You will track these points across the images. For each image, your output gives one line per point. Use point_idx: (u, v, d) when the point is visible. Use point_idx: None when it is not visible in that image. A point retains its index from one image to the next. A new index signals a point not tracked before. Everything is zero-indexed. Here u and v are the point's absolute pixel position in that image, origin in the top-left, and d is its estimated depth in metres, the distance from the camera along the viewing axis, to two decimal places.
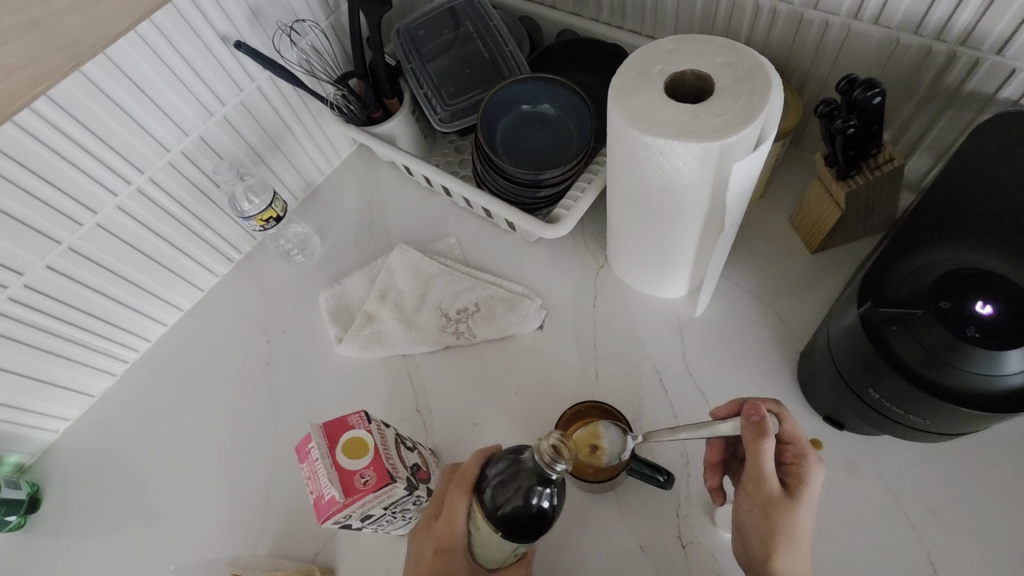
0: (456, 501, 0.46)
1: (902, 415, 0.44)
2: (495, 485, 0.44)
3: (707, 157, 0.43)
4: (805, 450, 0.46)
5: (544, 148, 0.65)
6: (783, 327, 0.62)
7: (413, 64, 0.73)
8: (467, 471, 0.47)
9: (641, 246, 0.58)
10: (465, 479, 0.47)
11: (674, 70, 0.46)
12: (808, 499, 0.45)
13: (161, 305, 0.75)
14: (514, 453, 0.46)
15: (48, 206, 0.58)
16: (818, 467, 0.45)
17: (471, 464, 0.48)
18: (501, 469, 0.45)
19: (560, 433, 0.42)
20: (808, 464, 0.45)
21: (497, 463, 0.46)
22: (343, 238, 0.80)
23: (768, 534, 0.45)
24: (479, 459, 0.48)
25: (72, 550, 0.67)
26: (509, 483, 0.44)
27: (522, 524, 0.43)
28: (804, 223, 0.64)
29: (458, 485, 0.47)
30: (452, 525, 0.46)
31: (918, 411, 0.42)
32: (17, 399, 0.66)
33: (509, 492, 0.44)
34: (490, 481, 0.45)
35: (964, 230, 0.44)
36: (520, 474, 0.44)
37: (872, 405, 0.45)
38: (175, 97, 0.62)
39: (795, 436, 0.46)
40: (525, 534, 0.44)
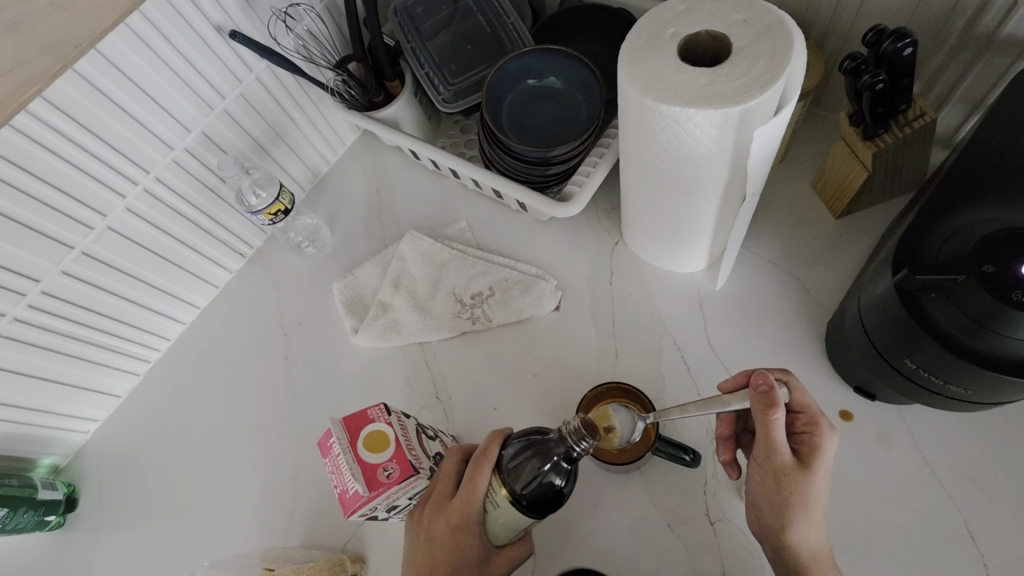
0: (478, 476, 0.45)
1: (940, 384, 0.42)
2: (519, 465, 0.44)
3: (727, 124, 0.41)
4: (817, 417, 0.44)
5: (553, 124, 0.63)
6: (807, 296, 0.60)
7: (413, 44, 0.70)
8: (488, 449, 0.46)
9: (658, 220, 0.57)
10: (487, 457, 0.46)
11: (687, 32, 0.43)
12: (823, 467, 0.43)
13: (177, 303, 0.75)
14: (533, 434, 0.45)
15: (59, 211, 0.58)
16: (832, 436, 0.43)
17: (493, 441, 0.47)
18: (518, 450, 0.45)
19: (586, 413, 0.43)
20: (823, 431, 0.43)
21: (518, 442, 0.45)
22: (353, 227, 0.79)
23: (781, 506, 0.43)
24: (499, 437, 0.47)
25: (112, 547, 0.68)
26: (533, 461, 0.43)
27: (542, 502, 0.44)
28: (827, 187, 0.61)
29: (479, 462, 0.46)
30: (470, 504, 0.45)
31: (958, 380, 0.40)
32: (44, 402, 0.67)
33: (535, 471, 0.43)
34: (513, 460, 0.44)
35: (1006, 187, 0.41)
36: (544, 454, 0.43)
37: (907, 375, 0.43)
38: (174, 92, 0.61)
39: (810, 403, 0.44)
40: (542, 511, 0.44)
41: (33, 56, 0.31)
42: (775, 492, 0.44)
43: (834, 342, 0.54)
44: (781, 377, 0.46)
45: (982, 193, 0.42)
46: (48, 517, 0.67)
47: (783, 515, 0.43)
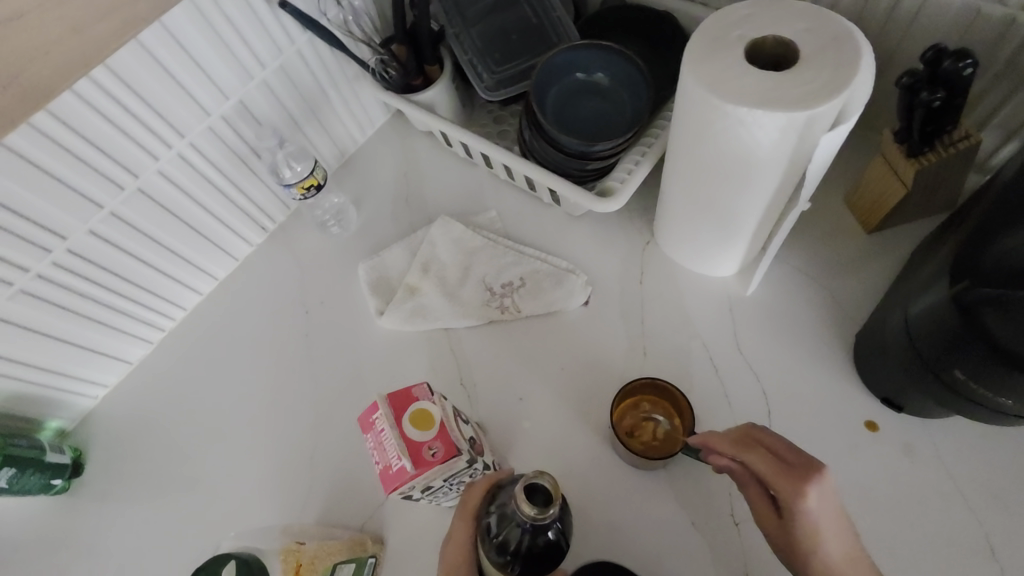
0: (460, 529, 0.47)
1: (988, 398, 0.40)
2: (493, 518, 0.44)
3: (791, 128, 0.41)
4: (777, 473, 0.43)
5: (594, 120, 0.62)
6: (836, 307, 0.61)
7: (456, 29, 0.70)
8: (472, 497, 0.48)
9: (696, 218, 0.57)
10: (468, 506, 0.47)
11: (753, 36, 0.44)
12: (812, 526, 0.42)
13: (197, 273, 0.74)
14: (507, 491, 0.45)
15: (93, 169, 0.57)
16: (803, 492, 0.42)
17: (473, 492, 0.48)
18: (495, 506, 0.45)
19: (536, 478, 0.41)
20: (793, 486, 0.42)
21: (497, 495, 0.46)
22: (380, 210, 0.79)
23: (797, 557, 0.43)
24: (486, 485, 0.48)
25: (117, 516, 0.67)
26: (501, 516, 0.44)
27: (524, 556, 0.43)
28: (861, 203, 0.62)
29: (462, 513, 0.47)
30: (460, 548, 0.47)
31: (1005, 392, 0.38)
32: (56, 363, 0.65)
33: (500, 528, 0.43)
34: (488, 513, 0.45)
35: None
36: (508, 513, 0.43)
37: (955, 392, 0.42)
38: (216, 57, 0.60)
39: (775, 457, 0.44)
40: (528, 566, 0.43)
41: None
42: (785, 547, 0.44)
43: (863, 353, 0.55)
44: (740, 438, 0.46)
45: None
46: (54, 481, 0.66)
47: (805, 565, 0.43)
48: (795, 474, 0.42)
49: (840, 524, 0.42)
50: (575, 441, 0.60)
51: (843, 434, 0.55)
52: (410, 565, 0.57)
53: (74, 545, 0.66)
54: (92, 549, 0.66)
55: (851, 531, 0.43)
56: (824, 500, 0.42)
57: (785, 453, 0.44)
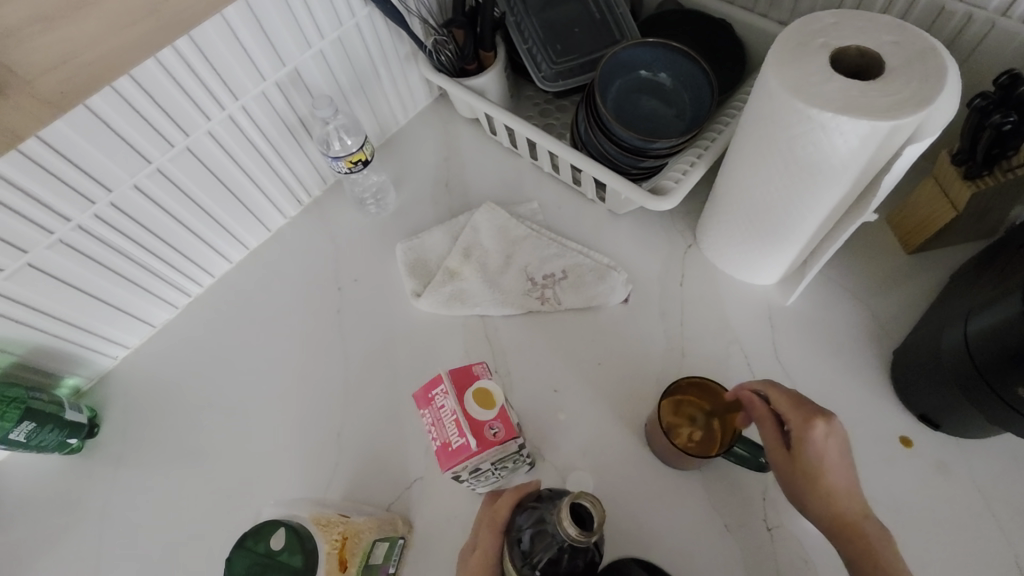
0: (487, 540, 0.46)
1: None
2: (527, 531, 0.43)
3: (873, 137, 0.42)
4: (795, 408, 0.47)
5: (653, 118, 0.63)
6: (875, 322, 0.62)
7: (518, 17, 0.70)
8: (501, 508, 0.47)
9: (749, 222, 0.58)
10: (498, 517, 0.46)
11: (838, 44, 0.44)
12: (816, 458, 0.45)
13: (230, 240, 0.72)
14: (543, 506, 0.44)
15: (147, 122, 0.55)
16: (814, 424, 0.46)
17: (504, 503, 0.47)
18: (530, 522, 0.44)
19: (582, 501, 0.40)
20: (805, 419, 0.46)
21: (530, 508, 0.45)
22: (419, 191, 0.78)
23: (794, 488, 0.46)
24: (515, 497, 0.47)
25: (131, 481, 0.65)
26: (537, 530, 0.43)
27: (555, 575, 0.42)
28: (905, 223, 0.63)
29: (490, 524, 0.46)
30: (486, 558, 0.46)
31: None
32: (83, 320, 0.64)
33: (535, 544, 0.42)
34: (521, 527, 0.44)
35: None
36: (547, 529, 0.42)
37: (1015, 409, 0.42)
38: (278, 21, 0.59)
39: (794, 396, 0.48)
40: None
41: None
42: (786, 478, 0.47)
43: (903, 369, 0.56)
44: (765, 382, 0.50)
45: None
46: (70, 440, 0.64)
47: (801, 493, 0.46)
48: (811, 411, 0.46)
49: (841, 463, 0.46)
50: (610, 437, 0.59)
51: (880, 448, 0.56)
52: (438, 550, 0.57)
53: (85, 508, 0.64)
54: (104, 513, 0.64)
55: (851, 473, 0.46)
56: (832, 435, 0.46)
57: (804, 398, 0.48)
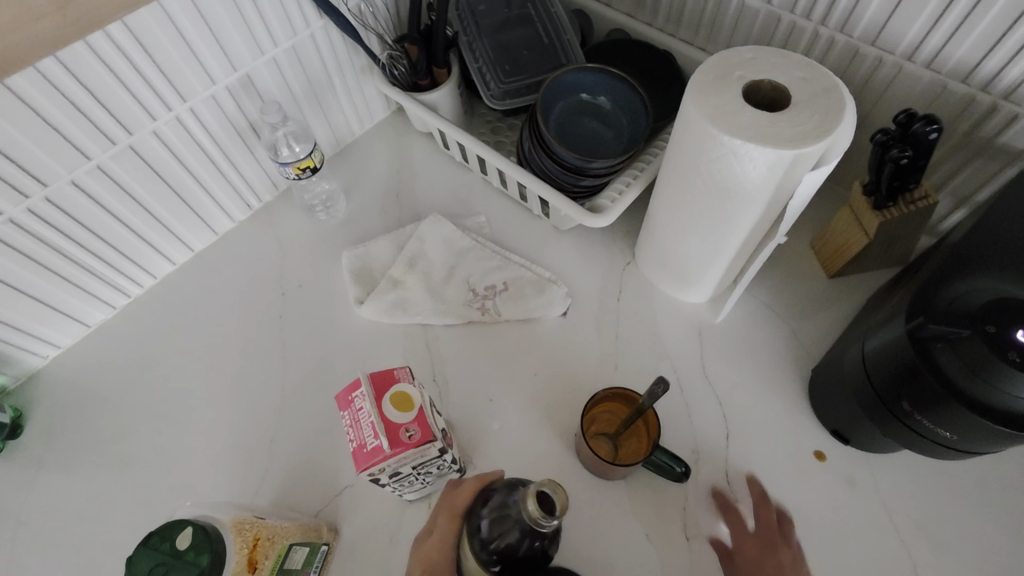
0: (444, 526, 0.46)
1: (928, 428, 0.44)
2: (487, 518, 0.43)
3: (779, 164, 0.45)
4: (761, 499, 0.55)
5: (593, 139, 0.66)
6: (796, 342, 0.65)
7: (470, 37, 0.73)
8: (460, 495, 0.46)
9: (676, 241, 0.60)
10: (457, 503, 0.46)
11: (751, 78, 0.48)
12: None
13: (174, 242, 0.72)
14: (506, 489, 0.44)
15: (87, 118, 0.56)
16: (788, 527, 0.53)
17: (469, 489, 0.46)
18: (492, 507, 0.43)
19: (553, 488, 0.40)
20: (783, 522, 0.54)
21: (491, 495, 0.45)
22: (370, 201, 0.79)
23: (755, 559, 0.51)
24: (478, 485, 0.46)
25: (52, 485, 0.63)
26: (497, 513, 0.43)
27: (515, 562, 0.42)
28: (826, 247, 0.67)
29: (449, 509, 0.46)
30: (444, 543, 0.45)
31: (946, 424, 0.42)
32: (11, 316, 0.62)
33: (497, 529, 0.42)
34: (481, 514, 0.43)
35: (1010, 250, 0.43)
36: (508, 512, 0.42)
37: (905, 422, 0.45)
38: (231, 28, 0.60)
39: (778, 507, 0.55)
40: (515, 571, 0.42)
41: None
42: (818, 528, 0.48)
43: (817, 386, 0.59)
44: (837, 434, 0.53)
45: (991, 257, 0.43)
46: None
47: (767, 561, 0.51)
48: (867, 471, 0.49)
49: None
50: (542, 447, 0.61)
51: (794, 461, 0.58)
52: (363, 558, 0.56)
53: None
54: (18, 520, 0.61)
55: None
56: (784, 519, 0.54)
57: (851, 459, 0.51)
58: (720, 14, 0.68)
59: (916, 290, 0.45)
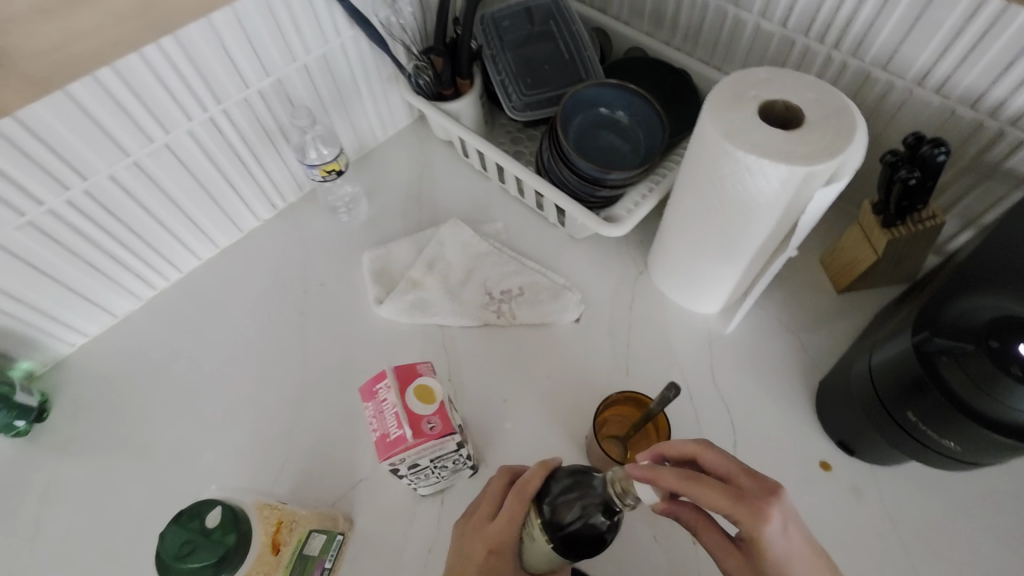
0: (511, 511, 0.47)
1: (933, 439, 0.45)
2: (561, 500, 0.46)
3: (791, 180, 0.47)
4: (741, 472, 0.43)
5: (610, 152, 0.68)
6: (804, 355, 0.66)
7: (493, 51, 0.76)
8: (531, 480, 0.48)
9: (689, 252, 0.62)
10: (529, 487, 0.48)
11: (766, 97, 0.50)
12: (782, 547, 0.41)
13: (200, 238, 0.74)
14: (580, 472, 0.47)
15: (128, 116, 0.58)
16: (769, 514, 0.40)
17: (535, 476, 0.48)
18: (565, 490, 0.46)
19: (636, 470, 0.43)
20: (755, 503, 0.41)
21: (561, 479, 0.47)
22: (391, 204, 0.81)
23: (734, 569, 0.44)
24: (540, 472, 0.48)
25: (75, 468, 0.65)
26: (569, 494, 0.46)
27: (586, 540, 0.45)
28: (835, 264, 0.68)
29: (516, 494, 0.48)
30: (508, 530, 0.47)
31: (951, 435, 0.43)
32: (43, 303, 0.64)
33: (573, 511, 0.45)
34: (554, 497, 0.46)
35: (1005, 268, 0.44)
36: (584, 491, 0.46)
37: (911, 433, 0.47)
38: (266, 35, 0.63)
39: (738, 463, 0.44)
40: (583, 549, 0.45)
41: None
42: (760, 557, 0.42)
43: (824, 398, 0.60)
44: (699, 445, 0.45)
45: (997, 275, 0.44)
46: (18, 422, 0.64)
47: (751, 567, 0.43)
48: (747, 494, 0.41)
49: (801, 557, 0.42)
50: (553, 448, 0.62)
51: (800, 470, 0.60)
52: (377, 550, 0.58)
53: (23, 496, 0.63)
54: (42, 502, 0.63)
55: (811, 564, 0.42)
56: (787, 519, 0.41)
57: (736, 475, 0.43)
58: (736, 35, 0.71)
59: (922, 305, 0.46)
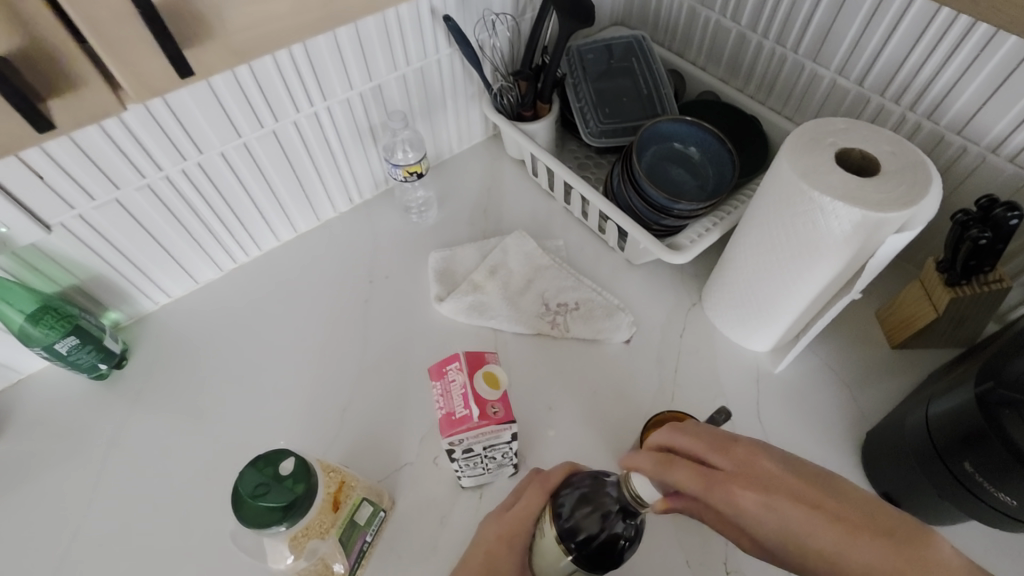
0: (530, 498, 0.50)
1: (990, 493, 0.45)
2: (577, 504, 0.47)
3: (863, 224, 0.49)
4: (714, 447, 0.46)
5: (679, 184, 0.71)
6: (852, 404, 0.66)
7: (576, 80, 0.81)
8: (553, 474, 0.51)
9: (748, 286, 0.64)
10: (550, 479, 0.51)
11: (843, 145, 0.53)
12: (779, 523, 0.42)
13: (283, 220, 0.80)
14: (599, 477, 0.49)
15: (248, 102, 0.65)
16: (739, 493, 0.43)
17: (558, 469, 0.52)
18: (583, 492, 0.48)
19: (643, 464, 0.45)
20: (725, 483, 0.43)
21: (578, 483, 0.49)
22: (459, 212, 0.86)
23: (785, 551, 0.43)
24: (565, 471, 0.51)
25: (141, 416, 0.69)
26: (586, 498, 0.47)
27: (596, 549, 0.45)
28: (891, 319, 0.69)
29: (537, 482, 0.51)
30: (523, 517, 0.50)
31: (1009, 488, 0.43)
32: (141, 260, 0.70)
33: (585, 514, 0.46)
34: (568, 500, 0.48)
35: None
36: (600, 497, 0.47)
37: (966, 486, 0.47)
38: (377, 44, 0.69)
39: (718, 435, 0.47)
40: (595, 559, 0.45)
41: None
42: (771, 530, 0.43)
43: (871, 448, 0.60)
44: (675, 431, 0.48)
45: None
46: (100, 365, 0.69)
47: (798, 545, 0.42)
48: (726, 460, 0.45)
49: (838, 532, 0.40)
50: (593, 460, 0.63)
51: None
52: (413, 533, 0.59)
53: (92, 435, 0.67)
54: (107, 444, 0.67)
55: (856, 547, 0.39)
56: (770, 493, 0.42)
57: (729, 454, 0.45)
58: (811, 88, 0.74)
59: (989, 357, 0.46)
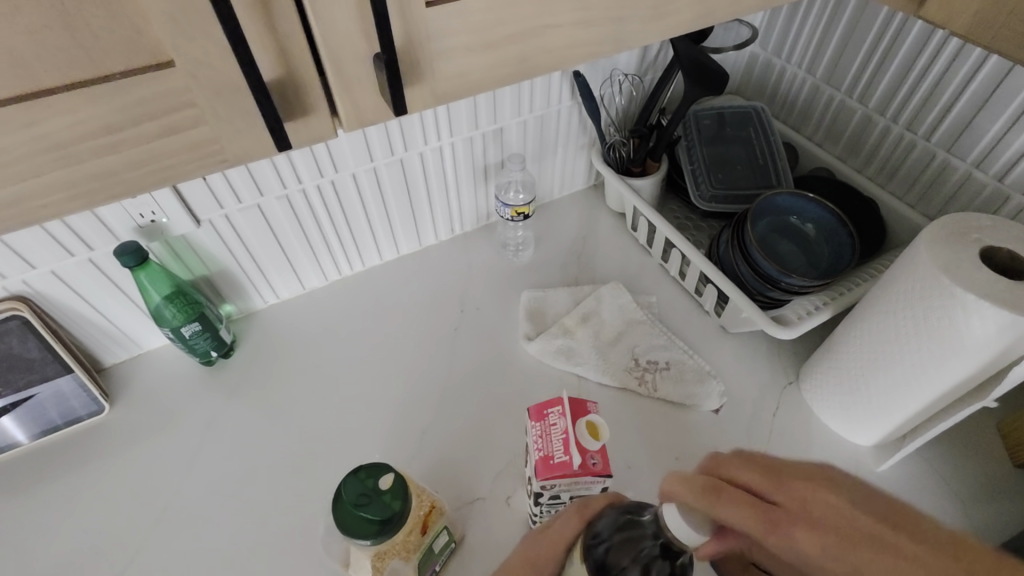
0: (566, 525, 0.48)
1: None
2: (608, 537, 0.44)
3: (1011, 328, 0.46)
4: (768, 479, 0.43)
5: (790, 258, 0.69)
6: (966, 521, 0.60)
7: (690, 143, 0.83)
8: (596, 502, 0.49)
9: (858, 374, 0.61)
10: (592, 506, 0.49)
11: (990, 243, 0.50)
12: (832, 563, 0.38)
13: (389, 241, 0.84)
14: (637, 508, 0.46)
15: (386, 131, 0.70)
16: (798, 530, 0.40)
17: (598, 499, 0.49)
18: (618, 524, 0.45)
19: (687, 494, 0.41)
20: (783, 517, 0.40)
21: (615, 515, 0.46)
22: (555, 255, 0.88)
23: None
24: (606, 500, 0.49)
25: (237, 406, 0.73)
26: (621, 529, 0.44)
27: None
28: (1017, 435, 0.63)
29: (576, 510, 0.48)
30: (556, 545, 0.48)
31: None
32: (262, 261, 0.76)
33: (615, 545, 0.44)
34: (602, 531, 0.45)
35: None
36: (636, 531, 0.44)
37: None
38: (508, 91, 0.74)
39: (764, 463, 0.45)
40: None
41: (584, 34, 0.40)
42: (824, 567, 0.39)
43: None
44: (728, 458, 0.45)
45: None
46: (211, 352, 0.74)
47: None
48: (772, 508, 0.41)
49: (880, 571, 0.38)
50: None
51: None
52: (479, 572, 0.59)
53: (193, 417, 0.72)
54: (205, 428, 0.71)
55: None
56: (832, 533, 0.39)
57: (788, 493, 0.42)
58: (941, 178, 0.71)
59: None
